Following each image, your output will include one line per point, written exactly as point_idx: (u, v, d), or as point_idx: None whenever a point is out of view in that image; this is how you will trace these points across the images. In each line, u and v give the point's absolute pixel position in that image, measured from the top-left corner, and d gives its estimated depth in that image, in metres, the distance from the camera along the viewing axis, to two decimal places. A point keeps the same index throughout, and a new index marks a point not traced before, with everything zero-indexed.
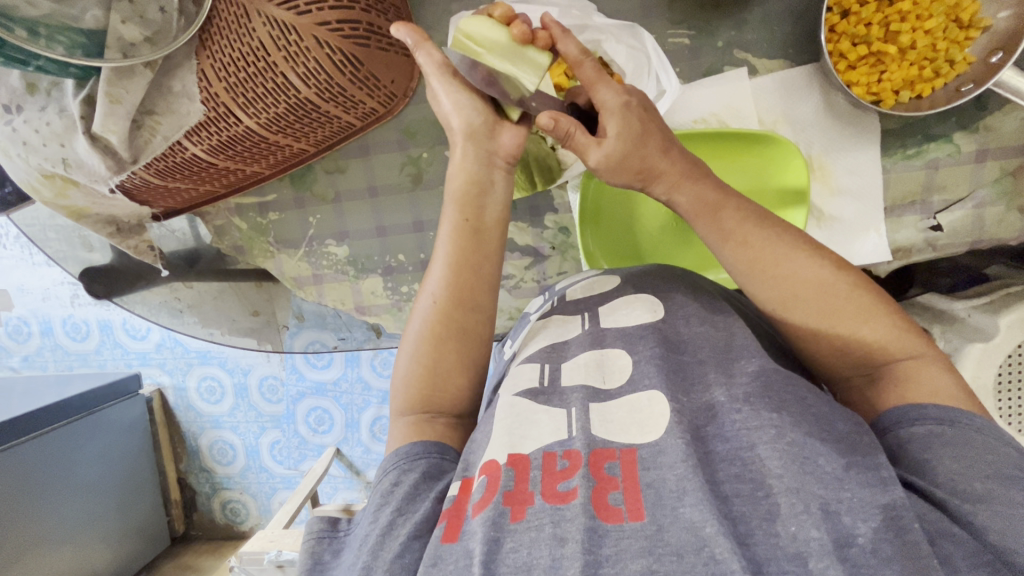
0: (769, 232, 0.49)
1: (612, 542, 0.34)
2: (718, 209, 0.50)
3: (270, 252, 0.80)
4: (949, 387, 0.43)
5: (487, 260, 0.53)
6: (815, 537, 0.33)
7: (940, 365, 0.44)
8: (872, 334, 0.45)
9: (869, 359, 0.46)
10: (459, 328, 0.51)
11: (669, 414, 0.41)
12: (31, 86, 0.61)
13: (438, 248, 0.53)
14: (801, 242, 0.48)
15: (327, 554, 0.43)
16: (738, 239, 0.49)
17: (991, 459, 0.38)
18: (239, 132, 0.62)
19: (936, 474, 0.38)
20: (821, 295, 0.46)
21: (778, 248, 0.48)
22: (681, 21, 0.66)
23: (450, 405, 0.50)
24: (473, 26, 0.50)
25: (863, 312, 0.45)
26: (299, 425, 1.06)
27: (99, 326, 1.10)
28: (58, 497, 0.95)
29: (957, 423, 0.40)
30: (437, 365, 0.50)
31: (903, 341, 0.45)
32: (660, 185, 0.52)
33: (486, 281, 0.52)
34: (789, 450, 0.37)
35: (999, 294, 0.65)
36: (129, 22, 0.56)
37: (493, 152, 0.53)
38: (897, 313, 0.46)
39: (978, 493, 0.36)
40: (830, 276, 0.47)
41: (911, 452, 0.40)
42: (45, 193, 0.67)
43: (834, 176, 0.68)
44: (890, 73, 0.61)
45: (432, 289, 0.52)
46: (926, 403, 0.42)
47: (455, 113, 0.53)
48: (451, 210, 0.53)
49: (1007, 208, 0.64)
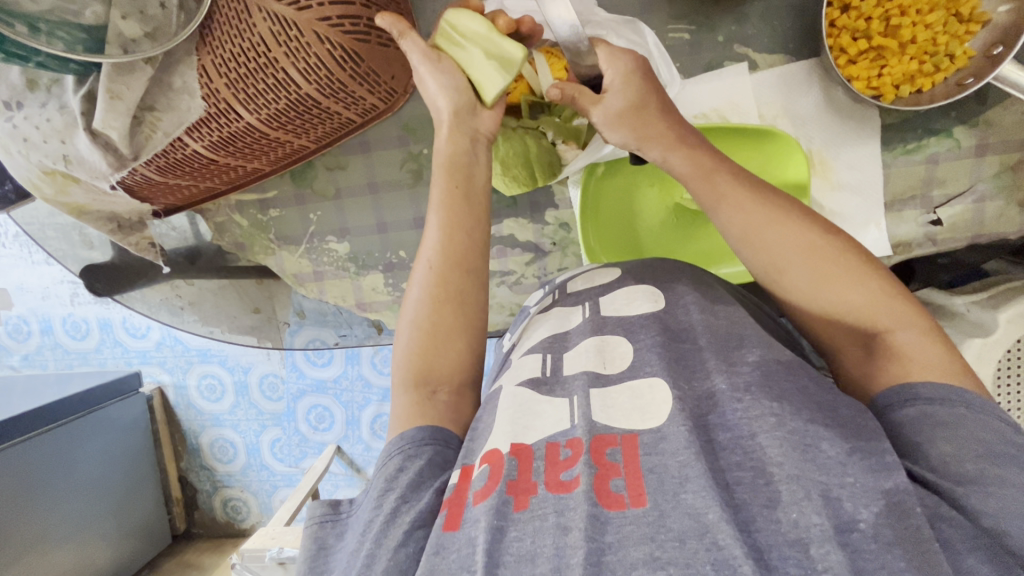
0: (759, 194, 0.50)
1: (614, 529, 0.34)
2: (712, 173, 0.51)
3: (271, 249, 0.80)
4: (939, 360, 0.43)
5: (479, 224, 0.54)
6: (816, 522, 0.33)
7: (933, 336, 0.44)
8: (859, 302, 0.45)
9: (861, 329, 0.46)
10: (455, 290, 0.51)
11: (672, 401, 0.41)
12: (31, 83, 0.61)
13: (429, 219, 0.53)
14: (794, 208, 0.49)
15: (332, 538, 0.43)
16: (730, 202, 0.50)
17: (982, 437, 0.38)
18: (240, 129, 0.62)
19: (930, 457, 0.38)
20: (811, 254, 0.47)
21: (767, 214, 0.49)
22: (682, 16, 0.66)
23: (449, 375, 0.50)
24: (457, 17, 0.55)
25: (853, 275, 0.46)
26: (299, 422, 1.06)
27: (99, 324, 1.10)
28: (60, 493, 0.95)
29: (949, 402, 0.40)
30: (436, 329, 0.50)
31: (893, 307, 0.45)
32: (655, 146, 0.53)
33: (477, 243, 0.53)
34: (790, 438, 0.37)
35: (998, 289, 0.66)
36: (129, 17, 0.56)
37: (478, 131, 0.55)
38: (890, 281, 0.46)
39: (969, 475, 0.36)
40: (821, 242, 0.47)
41: (903, 434, 0.40)
42: (46, 191, 0.67)
43: (835, 171, 0.68)
44: (891, 68, 0.61)
45: (426, 258, 0.52)
46: (919, 381, 0.42)
47: (440, 94, 0.54)
48: (439, 180, 0.54)
49: (1007, 203, 0.64)
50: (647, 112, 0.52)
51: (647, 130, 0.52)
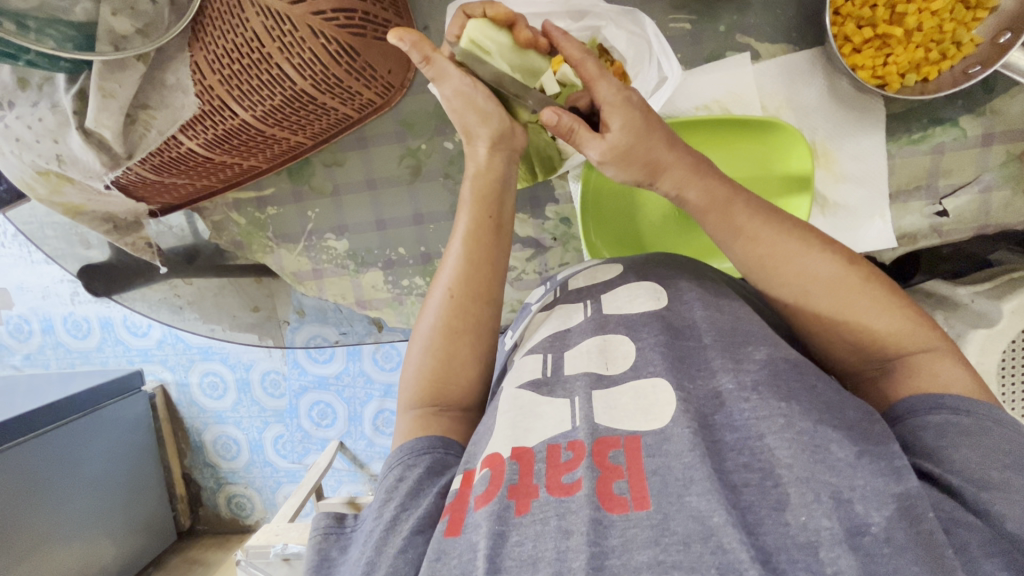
0: (781, 227, 0.48)
1: (618, 532, 0.33)
2: (730, 207, 0.49)
3: (270, 247, 0.80)
4: (961, 380, 0.42)
5: (502, 255, 0.54)
6: (826, 526, 0.32)
7: (956, 358, 0.43)
8: (884, 328, 0.44)
9: (882, 352, 0.45)
10: (473, 320, 0.51)
11: (675, 402, 0.40)
12: (22, 82, 0.60)
13: (454, 244, 0.53)
14: (812, 235, 0.48)
15: (335, 551, 0.43)
16: (750, 235, 0.48)
17: (1008, 449, 0.37)
18: (234, 126, 0.61)
19: (953, 460, 0.37)
20: (832, 288, 0.45)
21: (790, 244, 0.47)
22: (682, 6, 0.65)
23: (460, 398, 0.50)
24: (479, 32, 0.52)
25: (877, 304, 0.45)
26: (302, 419, 1.06)
27: (100, 323, 1.09)
28: (64, 494, 0.95)
29: (973, 412, 0.39)
30: (452, 357, 0.50)
31: (917, 333, 0.44)
32: (667, 181, 0.50)
33: (497, 275, 0.53)
34: (798, 439, 0.36)
35: (1003, 279, 0.65)
36: (120, 13, 0.55)
37: (514, 151, 0.55)
38: (912, 306, 0.46)
39: (993, 481, 0.36)
40: (843, 272, 0.46)
41: (924, 439, 0.39)
42: (40, 191, 0.67)
43: (838, 162, 0.67)
44: (896, 57, 0.60)
45: (446, 284, 0.52)
46: (944, 394, 0.41)
47: (481, 122, 0.53)
48: (469, 208, 0.54)
49: (1013, 192, 0.63)
50: (655, 154, 0.49)
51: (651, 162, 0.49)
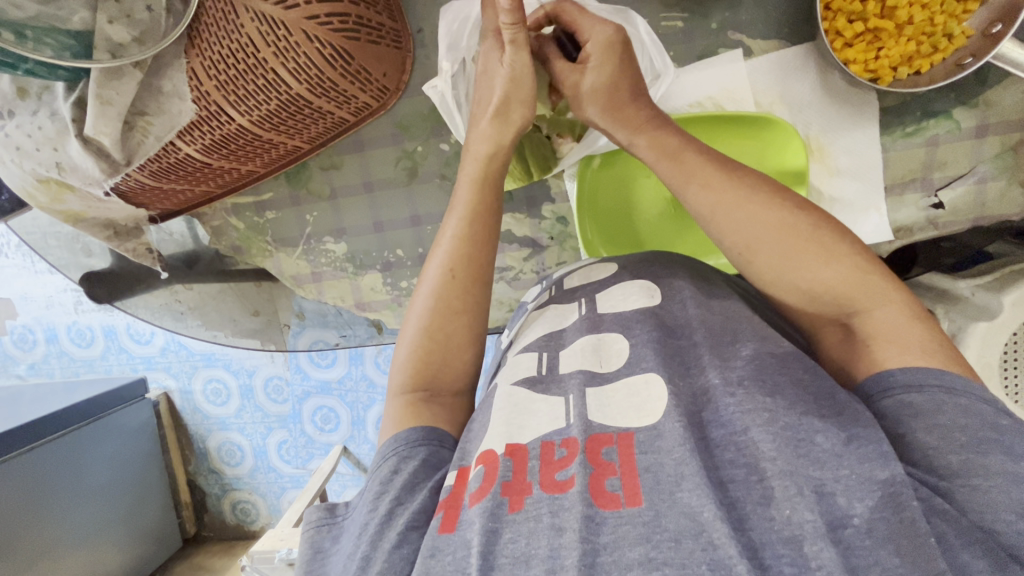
0: (733, 175, 0.48)
1: (609, 529, 0.33)
2: (680, 154, 0.50)
3: (269, 252, 0.80)
4: (915, 338, 0.41)
5: (495, 235, 0.54)
6: (808, 519, 0.32)
7: (910, 313, 0.42)
8: (835, 277, 0.43)
9: (837, 308, 0.44)
10: (470, 302, 0.51)
11: (668, 396, 0.40)
12: (22, 91, 0.60)
13: (449, 224, 0.54)
14: (763, 186, 0.47)
15: (327, 542, 0.43)
16: (700, 181, 0.48)
17: (964, 425, 0.36)
18: (231, 131, 0.62)
19: (915, 448, 0.37)
20: (782, 233, 0.45)
21: (739, 191, 0.47)
22: (674, 5, 0.65)
23: (450, 381, 0.50)
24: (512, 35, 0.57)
25: (825, 252, 0.44)
26: (306, 424, 1.06)
27: (104, 331, 1.10)
28: (68, 503, 0.95)
29: (926, 387, 0.38)
30: (448, 339, 0.50)
31: (868, 283, 0.43)
32: (624, 129, 0.54)
33: (490, 251, 0.53)
34: (782, 433, 0.36)
35: (1004, 271, 0.64)
36: (117, 22, 0.56)
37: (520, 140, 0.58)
38: (866, 255, 0.44)
39: (954, 468, 0.35)
40: (793, 219, 0.45)
41: (888, 424, 0.39)
42: (41, 199, 0.67)
43: (833, 156, 0.67)
44: (888, 50, 0.60)
45: (440, 262, 0.52)
46: (896, 368, 0.40)
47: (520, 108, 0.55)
48: (466, 190, 0.55)
49: (1009, 183, 0.63)
50: (619, 98, 0.54)
51: (617, 111, 0.54)
